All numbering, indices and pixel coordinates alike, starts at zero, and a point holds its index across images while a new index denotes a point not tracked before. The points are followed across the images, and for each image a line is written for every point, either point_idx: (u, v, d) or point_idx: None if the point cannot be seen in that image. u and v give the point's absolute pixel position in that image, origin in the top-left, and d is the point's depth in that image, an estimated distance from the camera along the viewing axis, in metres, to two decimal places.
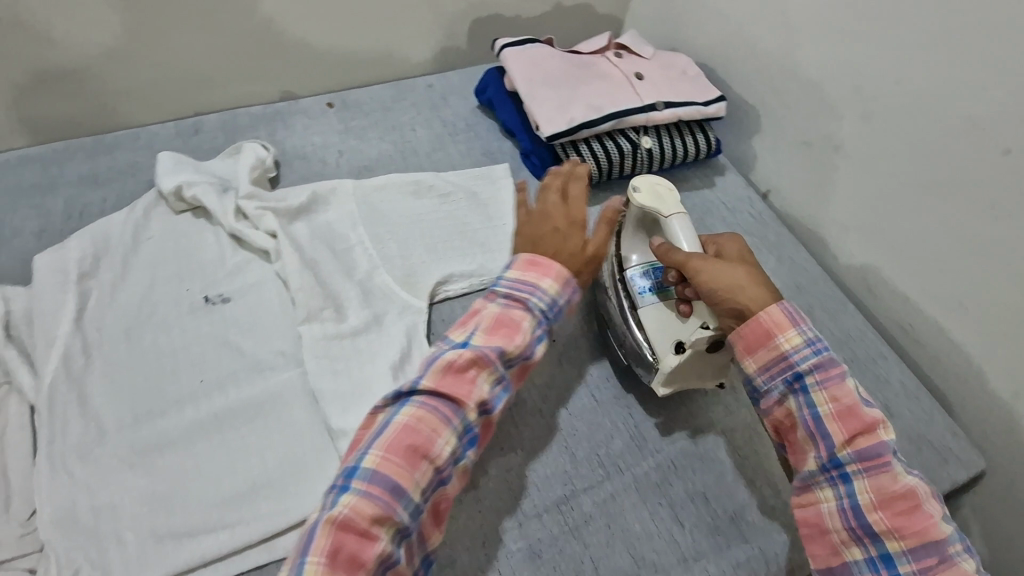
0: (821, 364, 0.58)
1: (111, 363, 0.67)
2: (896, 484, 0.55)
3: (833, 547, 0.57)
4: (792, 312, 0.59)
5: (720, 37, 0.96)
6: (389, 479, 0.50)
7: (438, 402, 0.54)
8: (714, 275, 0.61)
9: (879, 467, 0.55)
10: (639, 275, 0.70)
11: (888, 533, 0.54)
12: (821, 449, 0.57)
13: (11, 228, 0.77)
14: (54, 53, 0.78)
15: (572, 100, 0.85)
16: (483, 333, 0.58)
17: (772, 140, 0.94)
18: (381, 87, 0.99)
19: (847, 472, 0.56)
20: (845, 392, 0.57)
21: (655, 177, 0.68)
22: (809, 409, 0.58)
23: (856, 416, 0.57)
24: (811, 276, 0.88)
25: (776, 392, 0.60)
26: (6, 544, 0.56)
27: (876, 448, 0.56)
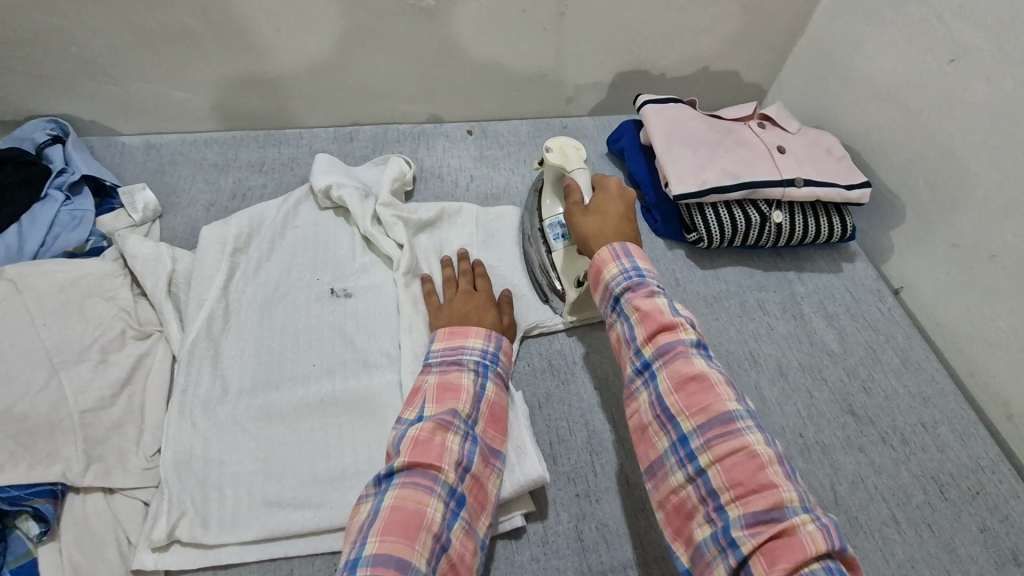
0: (633, 287, 0.59)
1: (245, 331, 0.74)
2: (738, 449, 0.49)
3: (649, 441, 0.55)
4: (619, 249, 0.61)
5: (873, 122, 0.92)
6: (392, 558, 0.48)
7: (417, 475, 0.54)
8: (596, 259, 0.62)
9: (721, 437, 0.50)
10: (556, 225, 0.82)
11: (683, 413, 0.52)
12: (665, 423, 0.53)
13: (189, 197, 0.89)
14: (251, 61, 0.88)
15: (707, 163, 0.85)
16: (430, 404, 0.61)
17: (917, 235, 0.88)
18: (519, 123, 1.05)
19: (690, 449, 0.51)
20: (681, 363, 0.54)
21: (568, 140, 0.79)
22: (654, 389, 0.55)
23: (693, 386, 0.52)
24: (939, 387, 0.81)
25: (607, 316, 0.61)
26: (132, 473, 0.62)
27: (715, 415, 0.51)
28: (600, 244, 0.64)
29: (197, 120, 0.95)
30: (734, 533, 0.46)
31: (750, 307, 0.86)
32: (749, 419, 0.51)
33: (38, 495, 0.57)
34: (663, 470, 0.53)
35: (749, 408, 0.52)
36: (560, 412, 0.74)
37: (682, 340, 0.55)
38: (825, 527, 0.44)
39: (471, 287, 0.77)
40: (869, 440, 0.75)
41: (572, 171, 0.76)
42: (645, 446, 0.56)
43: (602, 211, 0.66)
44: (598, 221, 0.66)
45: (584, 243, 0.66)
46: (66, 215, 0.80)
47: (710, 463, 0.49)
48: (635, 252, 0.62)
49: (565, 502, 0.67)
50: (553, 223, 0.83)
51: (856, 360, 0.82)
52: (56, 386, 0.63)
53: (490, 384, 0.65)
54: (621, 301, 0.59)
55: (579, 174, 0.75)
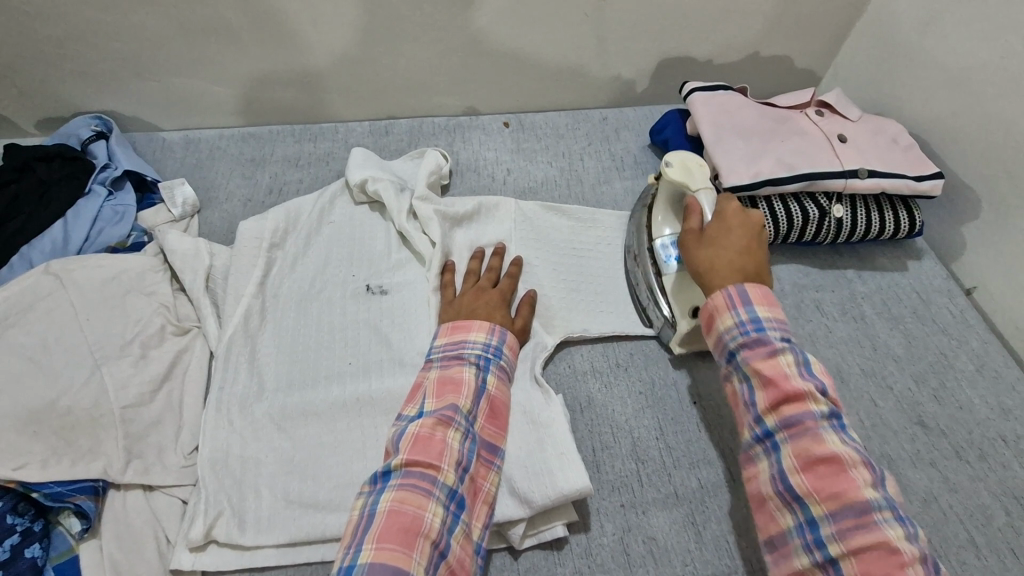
0: (750, 343, 0.56)
1: (282, 327, 0.73)
2: (876, 544, 0.45)
3: (769, 514, 0.52)
4: (736, 294, 0.58)
5: (944, 108, 0.85)
6: (388, 567, 0.47)
7: (414, 476, 0.52)
8: (711, 306, 0.59)
9: (854, 528, 0.47)
10: (668, 245, 0.77)
11: (812, 496, 0.49)
12: (780, 486, 0.51)
13: (226, 192, 0.89)
14: (288, 54, 0.87)
15: (761, 153, 0.80)
16: (430, 399, 0.59)
17: (994, 231, 0.81)
18: (558, 115, 1.02)
19: (818, 535, 0.48)
20: (813, 443, 0.50)
21: (687, 154, 0.73)
22: (777, 462, 0.52)
23: (811, 447, 0.50)
24: (1020, 396, 0.74)
25: (720, 367, 0.58)
26: (171, 470, 0.62)
27: (849, 503, 0.48)
28: (718, 282, 0.60)
29: (235, 115, 0.95)
30: None
31: (807, 308, 0.81)
32: (888, 509, 0.47)
33: (80, 491, 0.57)
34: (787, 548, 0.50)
35: (890, 498, 0.48)
36: (604, 417, 0.70)
37: (813, 414, 0.51)
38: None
39: (492, 284, 0.74)
40: (941, 454, 0.69)
41: (696, 191, 0.70)
42: (764, 517, 0.53)
43: (721, 242, 0.63)
44: (713, 257, 0.62)
45: (698, 276, 0.63)
46: (110, 210, 0.80)
47: (842, 554, 0.47)
48: (755, 297, 0.57)
49: (609, 513, 0.64)
50: (665, 242, 0.78)
51: (925, 366, 0.76)
52: (97, 381, 0.63)
53: (491, 377, 0.63)
54: (737, 357, 0.56)
55: (705, 197, 0.69)
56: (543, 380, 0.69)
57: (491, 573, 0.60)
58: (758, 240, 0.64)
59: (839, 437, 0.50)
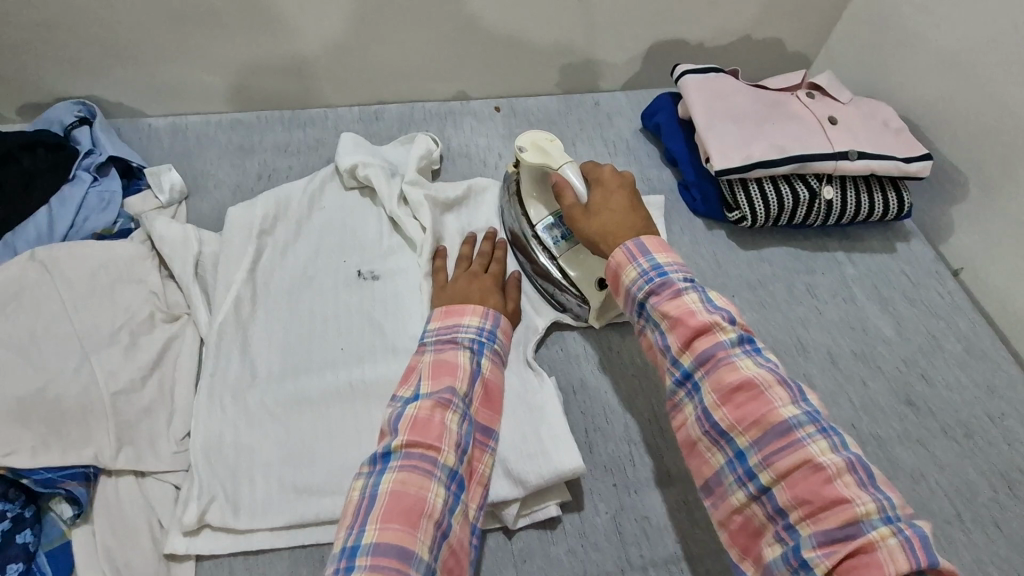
0: (659, 288, 0.56)
1: (274, 313, 0.72)
2: (737, 379, 0.50)
3: (701, 455, 0.53)
4: (632, 247, 0.58)
5: (935, 91, 0.86)
6: (393, 547, 0.46)
7: (415, 457, 0.52)
8: (612, 262, 0.59)
9: (778, 450, 0.48)
10: (548, 229, 0.76)
11: (735, 427, 0.50)
12: (706, 425, 0.52)
13: (214, 179, 0.88)
14: (276, 39, 0.85)
15: (752, 136, 0.80)
16: (426, 381, 0.59)
17: (981, 214, 0.82)
18: (550, 100, 1.01)
19: (749, 466, 0.49)
20: (675, 304, 0.54)
21: (535, 134, 0.74)
22: (699, 402, 0.52)
23: (727, 379, 0.50)
24: (1007, 376, 0.75)
25: (636, 321, 0.58)
26: (163, 458, 0.62)
27: (768, 426, 0.48)
28: (614, 243, 0.60)
29: (222, 101, 0.94)
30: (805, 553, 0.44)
31: (798, 291, 0.81)
32: (809, 423, 0.48)
33: (70, 479, 0.57)
34: (723, 487, 0.51)
35: (748, 335, 0.53)
36: (597, 400, 0.71)
37: (722, 344, 0.52)
38: (861, 479, 0.45)
39: (484, 268, 0.73)
40: (929, 433, 0.70)
41: (558, 166, 0.69)
42: (698, 461, 0.54)
43: (607, 207, 0.63)
44: (605, 219, 0.62)
45: (596, 241, 0.62)
46: (95, 197, 0.79)
47: (772, 479, 0.48)
48: (652, 246, 0.58)
49: (602, 494, 0.64)
50: (546, 225, 0.77)
51: (913, 347, 0.77)
52: (86, 370, 0.62)
53: (486, 361, 0.63)
54: (647, 307, 0.56)
55: (569, 168, 0.68)
56: (535, 363, 0.70)
57: (486, 554, 0.60)
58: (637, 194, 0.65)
59: (698, 296, 0.54)
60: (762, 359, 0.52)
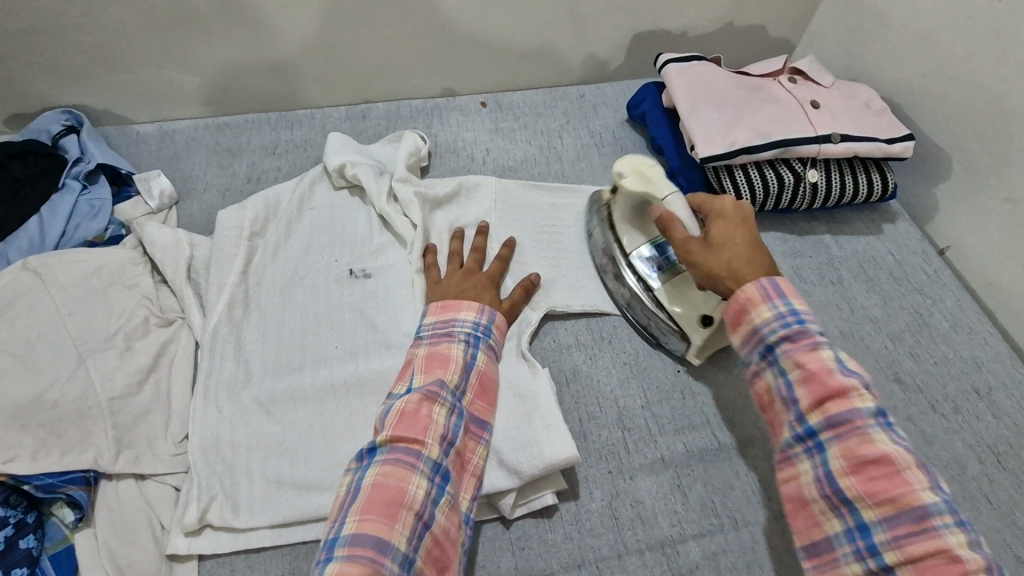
0: (788, 337, 0.53)
1: (267, 313, 0.73)
2: (873, 452, 0.47)
3: (814, 517, 0.50)
4: (768, 287, 0.55)
5: (915, 71, 0.86)
6: (370, 537, 0.48)
7: (399, 450, 0.53)
8: (741, 296, 0.56)
9: (912, 534, 0.44)
10: (645, 259, 0.75)
11: (863, 500, 0.47)
12: (827, 486, 0.49)
13: (203, 183, 0.88)
14: (260, 40, 0.86)
15: (736, 122, 0.81)
16: (420, 375, 0.60)
17: (963, 191, 0.83)
18: (536, 93, 1.01)
19: (872, 541, 0.46)
20: (812, 358, 0.51)
21: (638, 159, 0.73)
22: (823, 464, 0.49)
23: (861, 447, 0.48)
24: (993, 351, 0.76)
25: (750, 366, 0.55)
26: (162, 459, 0.62)
27: (905, 508, 0.45)
28: (746, 279, 0.56)
29: (208, 104, 0.94)
30: None
31: (786, 274, 0.82)
32: (950, 514, 0.44)
33: (71, 482, 0.57)
34: (834, 554, 0.48)
35: (886, 406, 0.49)
36: (590, 388, 0.72)
37: (859, 412, 0.48)
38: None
39: (477, 264, 0.74)
40: (917, 409, 0.71)
41: (664, 197, 0.68)
42: (807, 520, 0.51)
43: (726, 245, 0.59)
44: (730, 258, 0.58)
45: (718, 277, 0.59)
46: (86, 205, 0.79)
47: (898, 561, 0.45)
48: (787, 291, 0.55)
49: (597, 480, 0.65)
50: (640, 255, 0.76)
51: (901, 326, 0.78)
52: (82, 375, 0.63)
53: (480, 354, 0.63)
54: (776, 352, 0.53)
55: (673, 199, 0.67)
56: (529, 355, 0.71)
57: (482, 543, 0.61)
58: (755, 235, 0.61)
59: (833, 354, 0.51)
60: (899, 435, 0.48)
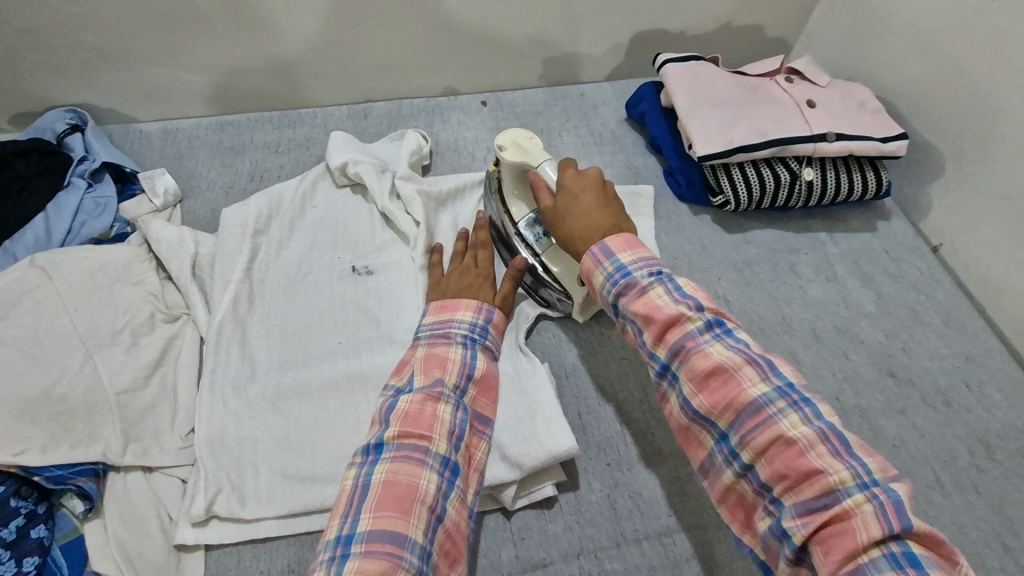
0: (627, 286, 0.56)
1: (271, 310, 0.74)
2: (707, 366, 0.50)
3: (693, 440, 0.53)
4: (600, 250, 0.59)
5: (909, 71, 0.88)
6: (386, 532, 0.48)
7: (407, 447, 0.54)
8: (584, 268, 0.61)
9: (754, 429, 0.48)
10: (528, 227, 0.77)
11: (712, 412, 0.50)
12: (682, 405, 0.53)
13: (207, 181, 0.89)
14: (264, 40, 0.87)
15: (733, 121, 0.82)
16: (419, 374, 0.61)
17: (957, 188, 0.84)
18: (535, 92, 1.02)
19: (733, 447, 0.49)
20: (642, 301, 0.55)
21: (515, 132, 0.76)
22: (680, 392, 0.53)
23: (696, 367, 0.51)
24: (986, 346, 0.78)
25: (616, 319, 0.59)
26: (169, 452, 0.63)
27: (742, 407, 0.48)
28: (589, 243, 0.61)
29: (211, 103, 0.95)
30: (787, 524, 0.44)
31: (782, 271, 0.83)
32: (781, 399, 0.48)
33: (80, 474, 0.59)
34: (715, 467, 0.51)
35: (717, 319, 0.53)
36: (588, 382, 0.73)
37: (689, 334, 0.52)
38: (836, 448, 0.45)
39: (472, 261, 0.74)
40: (910, 403, 0.73)
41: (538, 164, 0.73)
42: (691, 445, 0.54)
43: (578, 206, 0.65)
44: (579, 222, 0.63)
45: (569, 245, 0.64)
46: (91, 203, 0.80)
47: (752, 458, 0.48)
48: (617, 245, 0.59)
49: (596, 472, 0.66)
50: (528, 223, 0.78)
51: (895, 322, 0.79)
52: (90, 369, 0.64)
53: (480, 354, 0.65)
54: (619, 306, 0.57)
55: (547, 167, 0.72)
56: (528, 350, 0.72)
57: (485, 533, 0.62)
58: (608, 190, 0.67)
59: (663, 290, 0.55)
60: (733, 341, 0.52)
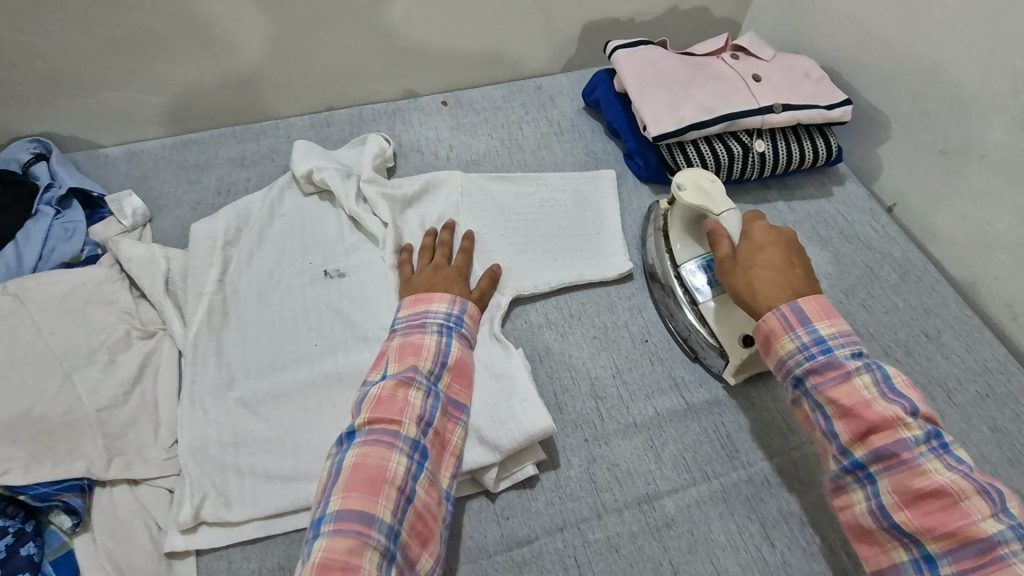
0: (818, 370, 0.57)
1: (246, 318, 0.75)
2: (924, 483, 0.51)
3: (880, 545, 0.54)
4: (791, 320, 0.59)
5: (849, 39, 0.91)
6: (355, 512, 0.51)
7: (377, 432, 0.57)
8: (765, 328, 0.61)
9: (975, 565, 0.48)
10: (696, 270, 0.77)
11: (923, 532, 0.50)
12: (878, 513, 0.53)
13: (175, 199, 0.90)
14: (221, 55, 0.88)
15: (683, 100, 0.85)
16: (393, 363, 0.63)
17: (903, 148, 0.87)
18: (493, 88, 1.04)
19: (938, 572, 0.50)
20: (846, 392, 0.55)
21: (699, 174, 0.74)
22: (874, 495, 0.53)
23: (910, 480, 0.51)
24: (941, 297, 0.81)
25: (797, 395, 0.60)
26: (154, 463, 0.65)
27: (966, 538, 0.49)
28: (768, 306, 0.61)
29: (174, 123, 0.96)
30: None
31: None
32: (1016, 539, 0.47)
33: (65, 490, 0.60)
34: None
35: (935, 430, 0.53)
36: (562, 363, 0.75)
37: (904, 442, 0.52)
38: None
39: (445, 260, 0.77)
40: (872, 356, 0.76)
41: (719, 212, 0.71)
42: (872, 548, 0.55)
43: (760, 264, 0.64)
44: (753, 280, 0.63)
45: (747, 302, 0.63)
46: (59, 228, 0.81)
47: None
48: (812, 315, 0.59)
49: (574, 448, 0.68)
50: (691, 268, 0.77)
51: (854, 280, 0.82)
52: (69, 389, 0.65)
53: (454, 342, 0.66)
54: (807, 385, 0.58)
55: (729, 216, 0.70)
56: (502, 336, 0.73)
57: (468, 516, 0.64)
58: (794, 252, 0.65)
59: (871, 380, 0.55)
60: (952, 459, 0.52)
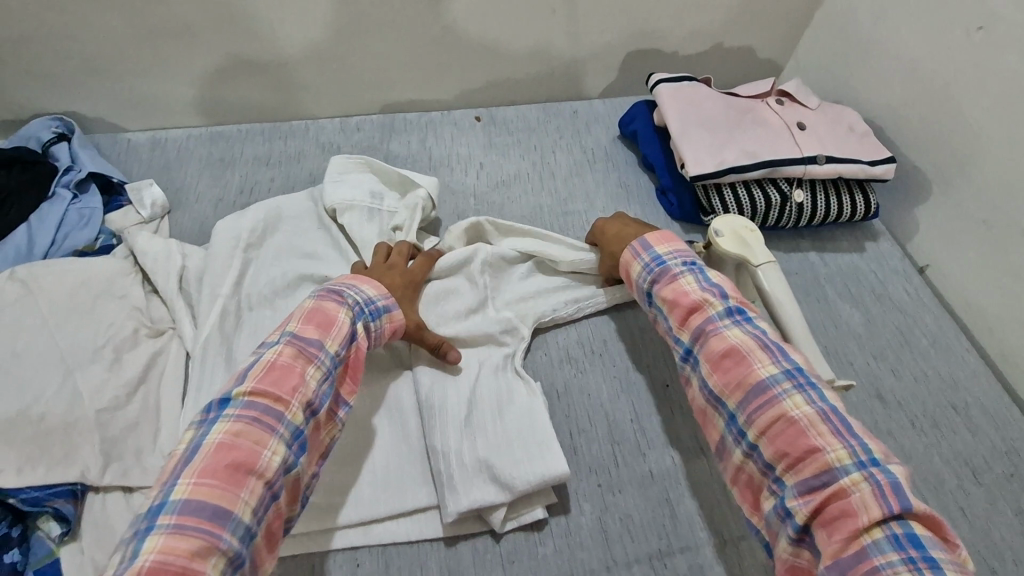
0: (660, 276, 0.67)
1: (260, 324, 0.73)
2: (722, 346, 0.59)
3: (709, 421, 0.60)
4: (636, 246, 0.70)
5: (896, 96, 0.89)
6: (205, 505, 0.45)
7: (256, 409, 0.51)
8: (622, 261, 0.72)
9: (758, 408, 0.55)
10: None
11: (725, 391, 0.58)
12: (703, 390, 0.60)
13: (196, 193, 0.88)
14: (258, 51, 0.86)
15: (725, 142, 0.83)
16: (296, 325, 0.58)
17: (942, 212, 0.86)
18: (529, 108, 1.03)
19: (739, 425, 0.56)
20: (672, 288, 0.65)
21: (736, 221, 0.75)
22: (699, 373, 0.61)
23: (715, 347, 0.59)
24: (970, 368, 0.79)
25: (650, 308, 0.69)
26: (150, 472, 0.62)
27: (750, 386, 0.56)
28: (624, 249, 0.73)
29: (201, 114, 0.94)
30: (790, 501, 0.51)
31: None
32: (788, 382, 0.55)
33: (57, 496, 0.57)
34: (726, 448, 0.58)
35: (738, 307, 0.62)
36: (580, 402, 0.72)
37: (711, 318, 0.61)
38: (836, 428, 0.52)
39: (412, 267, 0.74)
40: (898, 425, 0.73)
41: (760, 264, 0.72)
42: (707, 426, 0.61)
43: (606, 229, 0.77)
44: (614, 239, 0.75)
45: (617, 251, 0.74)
46: (75, 214, 0.79)
47: (757, 435, 0.55)
48: (653, 240, 0.70)
49: (586, 494, 0.66)
50: None
51: (883, 343, 0.80)
52: (70, 386, 0.63)
53: (363, 330, 0.62)
54: (651, 293, 0.68)
55: (768, 270, 0.72)
56: (524, 372, 0.71)
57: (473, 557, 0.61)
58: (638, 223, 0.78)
59: (693, 279, 0.65)
60: (749, 327, 0.60)
